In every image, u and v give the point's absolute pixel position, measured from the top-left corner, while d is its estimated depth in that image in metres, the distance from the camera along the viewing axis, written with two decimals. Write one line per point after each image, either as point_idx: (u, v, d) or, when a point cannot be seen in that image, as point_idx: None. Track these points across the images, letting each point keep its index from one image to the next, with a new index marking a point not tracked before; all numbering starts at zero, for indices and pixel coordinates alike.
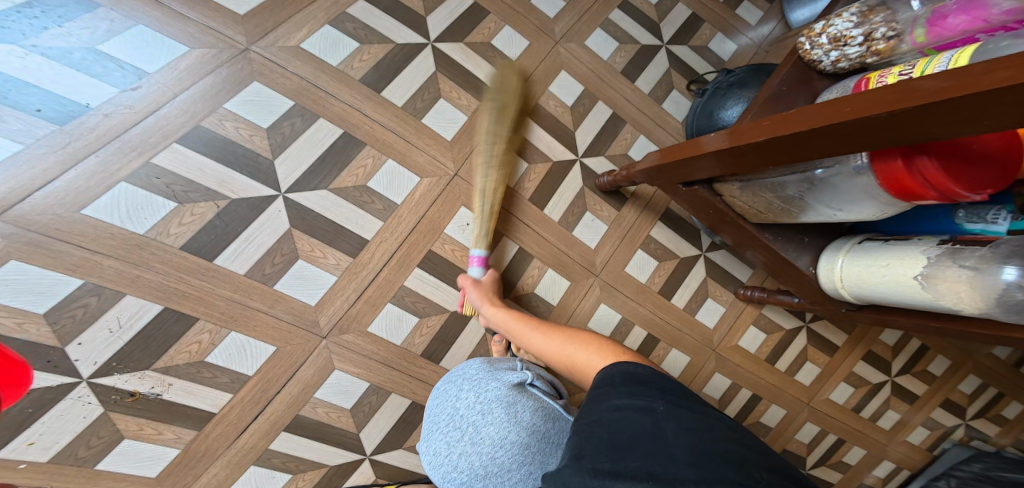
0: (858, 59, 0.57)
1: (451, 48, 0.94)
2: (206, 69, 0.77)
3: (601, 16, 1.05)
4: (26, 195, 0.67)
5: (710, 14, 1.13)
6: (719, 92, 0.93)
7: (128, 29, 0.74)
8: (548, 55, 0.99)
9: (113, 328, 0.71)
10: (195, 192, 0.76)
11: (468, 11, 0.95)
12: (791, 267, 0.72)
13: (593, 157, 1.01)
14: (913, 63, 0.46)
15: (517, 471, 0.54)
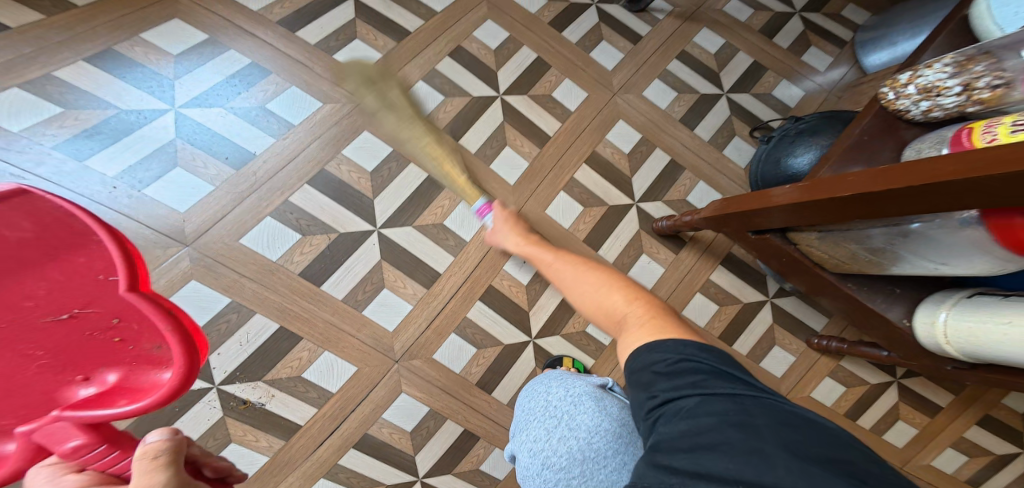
0: (955, 108, 0.61)
1: (517, 100, 1.03)
2: (333, 121, 0.92)
3: (658, 67, 1.10)
4: (211, 226, 0.85)
5: (772, 61, 1.15)
6: (787, 138, 0.93)
7: (286, 91, 0.92)
8: (605, 106, 1.06)
9: (243, 342, 0.86)
10: (316, 226, 0.90)
11: (536, 67, 1.06)
12: (881, 317, 0.69)
13: (650, 201, 1.04)
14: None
15: (614, 461, 0.53)
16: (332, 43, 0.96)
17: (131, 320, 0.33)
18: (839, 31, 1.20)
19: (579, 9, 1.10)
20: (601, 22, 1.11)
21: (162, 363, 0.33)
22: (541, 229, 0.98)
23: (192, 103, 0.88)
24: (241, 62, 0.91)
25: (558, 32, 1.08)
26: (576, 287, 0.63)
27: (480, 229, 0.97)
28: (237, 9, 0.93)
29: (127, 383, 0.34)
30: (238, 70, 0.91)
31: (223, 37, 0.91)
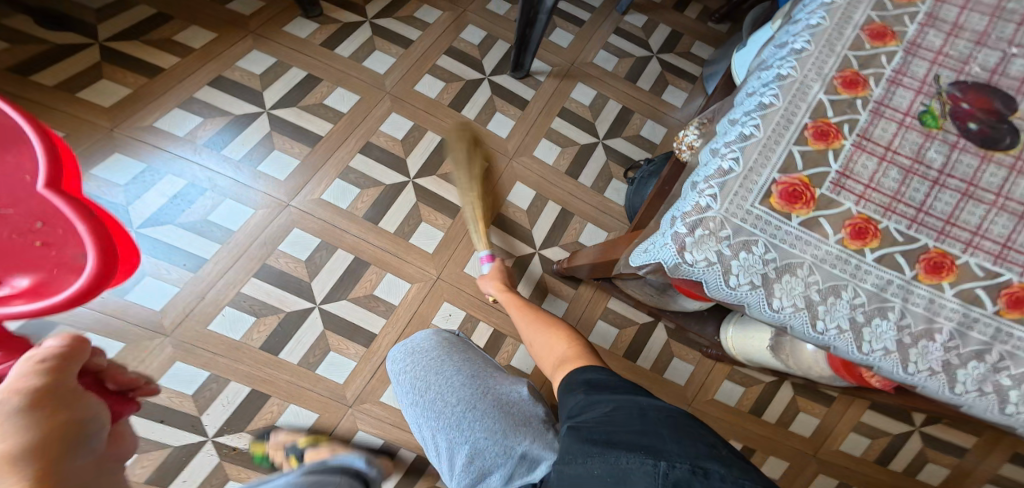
0: None
1: (426, 181, 1.22)
2: (265, 222, 1.14)
3: (544, 127, 1.28)
4: (181, 319, 1.07)
5: (639, 105, 1.32)
6: (642, 179, 1.15)
7: (220, 205, 1.13)
8: (501, 172, 1.24)
9: (225, 402, 1.06)
10: (264, 309, 1.12)
11: (439, 148, 1.24)
12: (700, 334, 0.92)
13: (548, 248, 1.21)
14: None
15: (451, 346, 0.80)
16: (255, 157, 1.17)
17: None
18: (692, 68, 1.41)
19: (473, 87, 1.30)
20: (493, 95, 1.30)
21: (70, 307, 0.36)
22: (459, 286, 1.19)
23: (148, 223, 1.09)
24: (180, 183, 1.13)
25: (456, 112, 1.27)
26: (536, 343, 0.75)
27: (406, 293, 1.17)
28: (174, 139, 1.15)
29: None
30: (181, 191, 1.12)
31: (161, 164, 1.12)
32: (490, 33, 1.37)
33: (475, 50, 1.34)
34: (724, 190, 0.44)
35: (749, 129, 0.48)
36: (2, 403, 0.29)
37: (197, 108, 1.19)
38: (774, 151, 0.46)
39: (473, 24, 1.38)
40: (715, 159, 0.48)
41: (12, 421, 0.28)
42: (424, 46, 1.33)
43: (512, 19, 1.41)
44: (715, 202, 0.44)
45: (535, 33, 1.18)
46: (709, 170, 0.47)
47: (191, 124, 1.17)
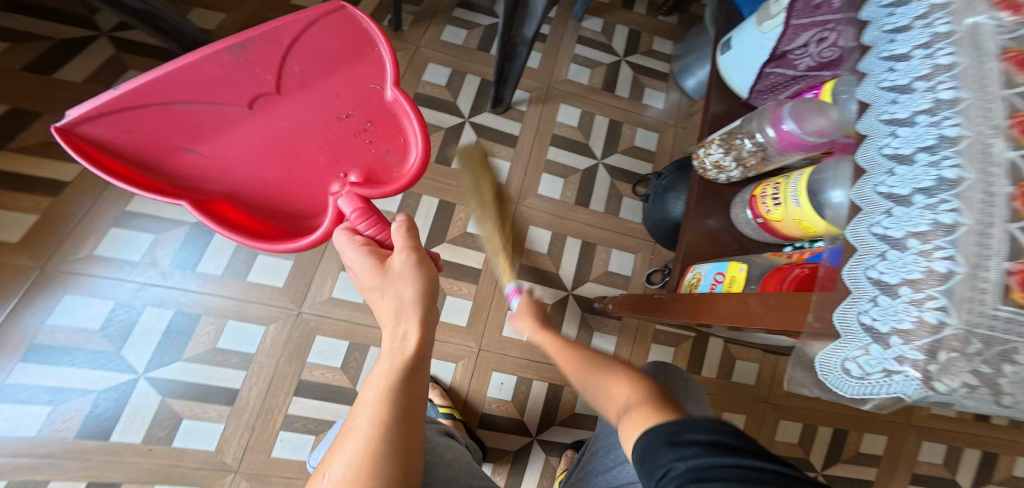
0: (743, 171, 0.92)
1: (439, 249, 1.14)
2: (281, 332, 1.11)
3: (541, 161, 1.24)
4: (243, 452, 1.04)
5: (623, 115, 1.32)
6: (659, 195, 1.14)
7: (224, 327, 1.10)
8: (513, 219, 1.19)
9: None
10: (319, 424, 1.09)
11: (442, 210, 1.17)
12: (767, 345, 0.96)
13: (581, 285, 1.18)
14: (775, 186, 0.83)
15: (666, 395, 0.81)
16: (240, 268, 1.14)
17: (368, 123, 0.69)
18: (659, 65, 1.40)
19: (456, 134, 1.23)
20: (479, 138, 1.23)
21: (382, 156, 0.69)
22: (502, 351, 1.11)
23: (151, 366, 1.05)
24: (166, 314, 1.08)
25: (447, 166, 1.19)
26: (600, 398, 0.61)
27: (454, 373, 1.08)
28: (143, 267, 1.09)
29: (360, 165, 0.68)
30: (170, 323, 1.08)
31: (136, 299, 1.07)
32: (453, 69, 1.30)
33: (444, 92, 1.26)
34: (954, 299, 0.33)
35: (945, 212, 0.36)
36: (404, 258, 0.57)
37: (149, 224, 1.12)
38: (995, 235, 0.32)
39: (432, 62, 1.30)
40: (908, 254, 0.37)
41: (407, 287, 0.56)
42: None
43: (473, 48, 1.33)
44: (946, 323, 0.33)
45: (513, 67, 1.09)
46: (908, 270, 0.37)
47: (155, 246, 1.11)
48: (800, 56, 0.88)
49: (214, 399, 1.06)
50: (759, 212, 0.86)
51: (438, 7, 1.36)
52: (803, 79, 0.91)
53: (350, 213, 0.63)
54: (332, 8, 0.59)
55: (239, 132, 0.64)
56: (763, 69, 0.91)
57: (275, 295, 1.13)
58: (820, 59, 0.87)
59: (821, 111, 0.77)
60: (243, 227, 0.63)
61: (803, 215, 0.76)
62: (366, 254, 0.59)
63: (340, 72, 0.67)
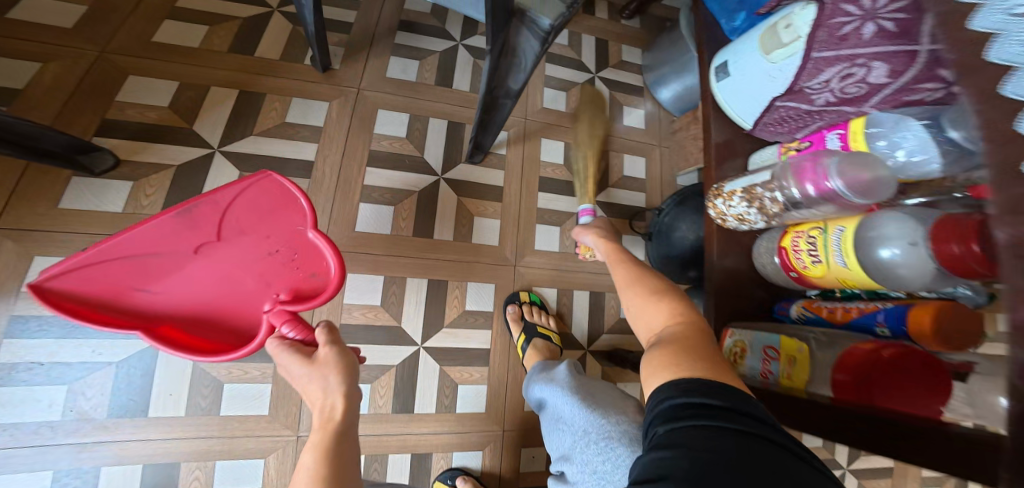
0: (775, 214, 0.61)
1: (439, 338, 1.07)
2: (281, 464, 0.95)
3: (533, 211, 1.12)
4: None
5: (609, 141, 1.19)
6: (662, 235, 1.05)
7: (214, 469, 0.92)
8: (514, 284, 1.09)
9: None
10: None
11: (434, 290, 1.04)
12: None
13: (597, 341, 1.16)
14: (800, 236, 0.57)
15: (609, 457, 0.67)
16: (203, 402, 0.93)
17: (303, 258, 0.62)
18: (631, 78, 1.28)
19: (432, 196, 1.05)
20: (460, 196, 1.07)
21: (321, 278, 0.61)
22: (528, 425, 1.13)
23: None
24: (133, 471, 0.88)
25: (429, 238, 1.04)
26: (636, 308, 0.52)
27: (483, 459, 1.09)
28: (72, 428, 0.87)
29: (298, 288, 0.60)
30: (144, 480, 0.89)
31: (81, 464, 0.86)
32: (410, 112, 1.07)
33: (405, 145, 1.05)
34: None
35: None
36: (327, 348, 0.50)
37: (60, 372, 0.87)
38: None
39: (381, 107, 1.05)
40: None
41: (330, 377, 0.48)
42: (332, 164, 0.98)
43: (429, 81, 1.11)
44: None
45: (501, 113, 0.90)
46: None
47: (77, 397, 0.88)
48: (817, 91, 0.60)
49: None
50: (790, 268, 0.59)
51: (374, 34, 1.10)
52: (824, 116, 0.62)
53: (277, 323, 0.54)
54: (259, 175, 0.60)
55: (190, 275, 0.58)
56: (771, 101, 0.65)
57: (263, 424, 0.95)
58: (841, 97, 0.58)
59: (865, 162, 0.52)
60: (185, 350, 0.53)
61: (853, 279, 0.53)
62: (288, 353, 0.49)
63: (279, 214, 0.62)
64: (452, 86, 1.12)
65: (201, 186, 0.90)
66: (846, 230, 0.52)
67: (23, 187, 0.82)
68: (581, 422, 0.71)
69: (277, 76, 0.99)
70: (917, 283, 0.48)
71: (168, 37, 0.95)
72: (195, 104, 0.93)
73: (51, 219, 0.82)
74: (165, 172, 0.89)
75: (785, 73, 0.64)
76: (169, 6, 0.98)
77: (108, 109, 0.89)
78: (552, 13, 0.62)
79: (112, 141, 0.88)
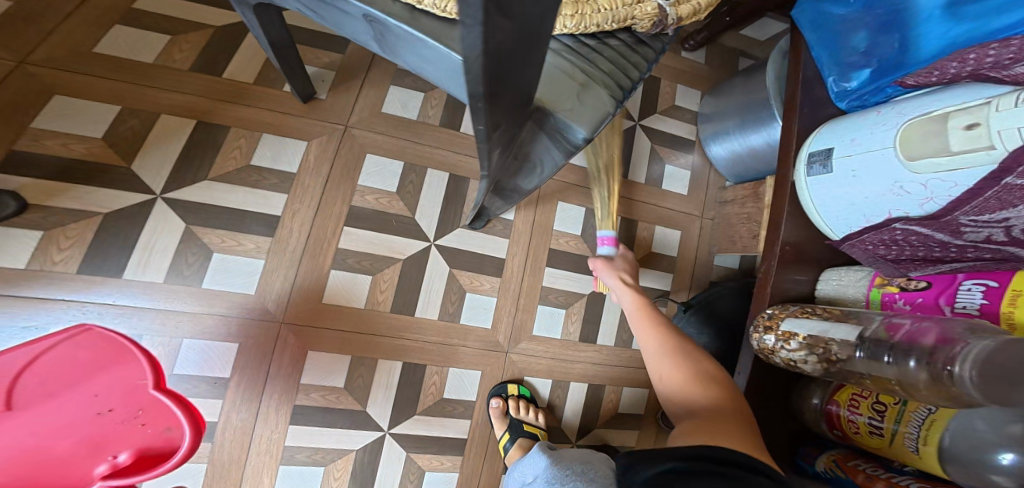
0: (828, 366, 0.58)
1: (409, 424, 0.93)
2: None
3: (536, 286, 0.97)
4: None
5: (642, 208, 1.03)
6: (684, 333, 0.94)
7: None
8: (503, 371, 0.95)
9: None
10: None
11: (409, 371, 0.90)
12: None
13: (589, 436, 1.03)
14: (879, 404, 0.60)
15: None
16: None
17: (151, 411, 0.42)
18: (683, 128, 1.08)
19: (419, 266, 0.90)
20: (452, 268, 0.92)
21: (175, 436, 0.40)
22: None
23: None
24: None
25: (410, 314, 0.89)
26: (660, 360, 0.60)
27: None
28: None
29: (142, 456, 0.39)
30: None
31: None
32: (405, 160, 0.91)
33: (395, 202, 0.89)
34: None
35: None
36: None
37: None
38: None
39: (370, 152, 0.88)
40: None
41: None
42: (302, 222, 0.83)
43: (431, 121, 0.94)
44: None
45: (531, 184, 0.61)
46: None
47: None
48: (979, 226, 0.50)
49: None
50: (843, 427, 0.65)
51: (374, 54, 0.93)
52: (973, 253, 0.53)
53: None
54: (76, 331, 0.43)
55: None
56: (890, 222, 0.58)
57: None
58: (1013, 236, 0.49)
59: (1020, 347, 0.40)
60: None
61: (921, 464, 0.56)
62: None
63: (109, 369, 0.43)
64: (461, 130, 0.96)
65: (136, 238, 0.76)
66: (934, 411, 0.54)
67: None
68: (545, 474, 0.53)
69: (249, 105, 0.84)
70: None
71: (121, 49, 0.80)
72: (136, 138, 0.78)
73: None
74: (86, 224, 0.74)
75: (927, 189, 0.53)
76: (126, 7, 0.83)
77: (18, 138, 0.73)
78: (589, 121, 0.44)
79: (21, 179, 0.72)
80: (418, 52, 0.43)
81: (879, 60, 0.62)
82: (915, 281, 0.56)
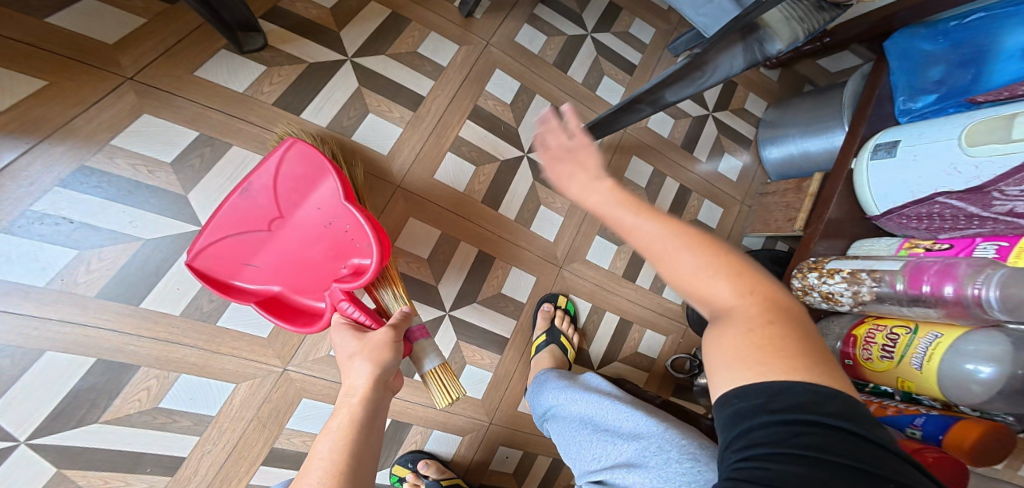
0: (858, 297, 0.75)
1: (466, 311, 0.99)
2: (258, 397, 0.80)
3: (597, 220, 1.10)
4: None
5: (696, 183, 1.21)
6: None
7: (173, 383, 0.75)
8: (554, 284, 1.06)
9: None
10: None
11: (480, 263, 0.99)
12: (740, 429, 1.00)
13: (608, 366, 1.13)
14: (890, 337, 0.71)
15: (637, 450, 0.59)
16: (206, 307, 0.77)
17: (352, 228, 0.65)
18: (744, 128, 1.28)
19: (511, 169, 1.02)
20: (535, 181, 1.04)
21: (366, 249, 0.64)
22: (514, 427, 1.06)
23: (38, 430, 0.67)
24: (82, 363, 0.70)
25: (495, 210, 1.00)
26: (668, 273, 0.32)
27: (458, 445, 1.02)
28: (49, 301, 0.68)
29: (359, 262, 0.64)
30: (86, 376, 0.70)
31: (25, 341, 0.67)
32: (521, 81, 1.04)
33: (507, 112, 1.02)
34: None
35: None
36: (384, 331, 0.55)
37: (81, 236, 0.70)
38: None
39: (500, 67, 1.02)
40: None
41: (365, 362, 0.50)
42: (440, 105, 0.96)
43: (550, 59, 1.08)
44: None
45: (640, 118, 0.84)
46: None
47: (77, 265, 0.70)
48: (1007, 199, 0.63)
49: (143, 470, 0.74)
50: (853, 356, 0.76)
51: None
52: (987, 223, 0.67)
53: (339, 301, 0.60)
54: (288, 144, 0.65)
55: (271, 252, 0.66)
56: (933, 196, 0.70)
57: (256, 347, 0.80)
58: None
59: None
60: (286, 319, 0.64)
61: (918, 379, 0.67)
62: (345, 333, 0.55)
63: (318, 184, 0.66)
64: (568, 73, 1.09)
65: (322, 87, 0.87)
66: (939, 336, 0.65)
67: (178, 49, 0.78)
68: (653, 439, 0.59)
69: (431, 8, 0.98)
70: (976, 399, 0.61)
71: None
72: (352, 12, 0.92)
73: (187, 87, 0.78)
74: (296, 68, 0.86)
75: (977, 171, 0.64)
76: None
77: None
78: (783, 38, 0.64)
79: (270, 26, 0.86)
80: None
81: (948, 88, 0.75)
82: (939, 243, 0.70)
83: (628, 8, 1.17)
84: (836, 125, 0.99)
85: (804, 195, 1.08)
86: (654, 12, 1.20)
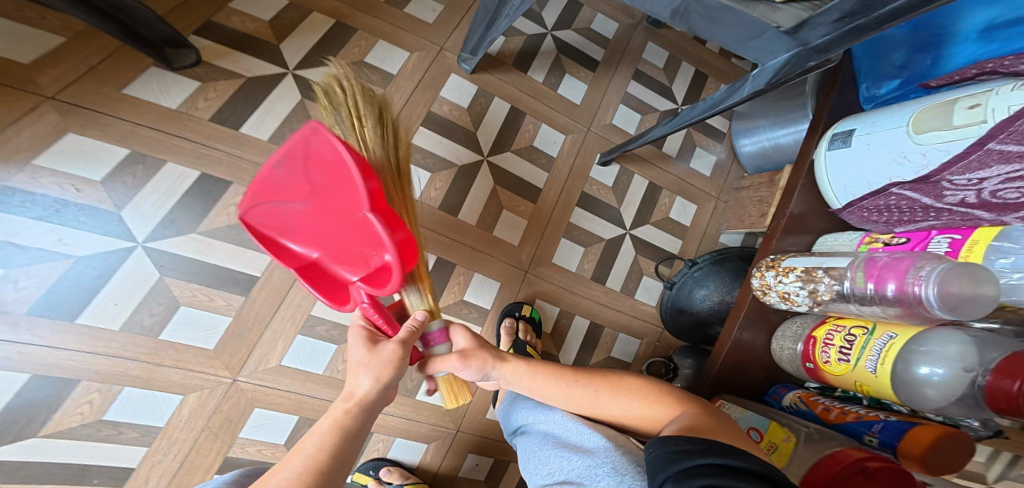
0: (814, 298, 0.65)
1: None
2: (210, 408, 0.81)
3: (561, 222, 1.08)
4: None
5: (667, 180, 1.17)
6: (686, 287, 1.03)
7: (116, 396, 0.76)
8: (518, 289, 1.04)
9: None
10: None
11: (438, 270, 0.98)
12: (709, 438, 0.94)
13: None
14: (847, 338, 0.60)
15: (587, 471, 0.54)
16: (148, 321, 0.78)
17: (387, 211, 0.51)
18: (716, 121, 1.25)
19: (470, 175, 1.01)
20: (494, 184, 1.03)
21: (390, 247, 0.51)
22: (483, 434, 1.04)
23: None
24: (17, 379, 0.71)
25: (452, 216, 0.99)
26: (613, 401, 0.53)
27: (423, 454, 1.00)
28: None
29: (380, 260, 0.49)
30: (21, 391, 0.72)
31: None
32: (479, 85, 1.03)
33: (462, 116, 1.01)
34: None
35: None
36: (395, 347, 0.50)
37: (7, 255, 0.72)
38: None
39: (455, 72, 1.02)
40: None
41: (370, 377, 0.48)
42: None
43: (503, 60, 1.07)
44: None
45: (658, 131, 0.90)
46: None
47: (4, 283, 0.72)
48: (958, 188, 0.56)
49: (90, 481, 0.75)
50: (812, 359, 0.64)
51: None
52: (943, 215, 0.59)
53: (363, 301, 0.52)
54: (314, 129, 0.52)
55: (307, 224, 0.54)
56: (887, 186, 0.62)
57: (205, 359, 0.81)
58: (987, 197, 0.54)
59: (972, 278, 0.49)
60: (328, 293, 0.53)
61: (875, 385, 0.57)
62: (361, 340, 0.51)
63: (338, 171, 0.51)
64: (525, 73, 1.08)
65: (263, 100, 0.88)
66: (894, 338, 0.55)
67: (103, 66, 0.80)
68: (609, 460, 0.53)
69: (374, 16, 0.99)
70: (934, 406, 0.52)
71: None
72: (292, 24, 0.94)
73: (115, 105, 0.79)
74: (234, 82, 0.87)
75: (926, 159, 0.57)
76: None
77: (216, 13, 0.89)
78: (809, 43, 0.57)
79: (204, 41, 0.87)
80: (710, 16, 0.51)
81: (910, 72, 0.67)
82: (897, 237, 0.61)
83: (589, 4, 1.15)
84: (801, 116, 0.94)
85: (776, 189, 1.03)
86: (615, 6, 1.17)
